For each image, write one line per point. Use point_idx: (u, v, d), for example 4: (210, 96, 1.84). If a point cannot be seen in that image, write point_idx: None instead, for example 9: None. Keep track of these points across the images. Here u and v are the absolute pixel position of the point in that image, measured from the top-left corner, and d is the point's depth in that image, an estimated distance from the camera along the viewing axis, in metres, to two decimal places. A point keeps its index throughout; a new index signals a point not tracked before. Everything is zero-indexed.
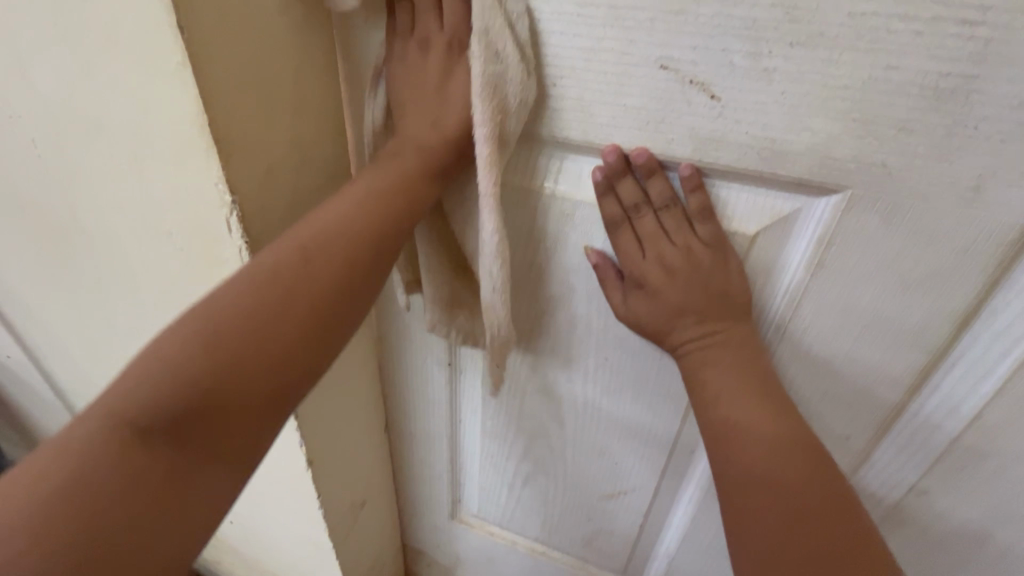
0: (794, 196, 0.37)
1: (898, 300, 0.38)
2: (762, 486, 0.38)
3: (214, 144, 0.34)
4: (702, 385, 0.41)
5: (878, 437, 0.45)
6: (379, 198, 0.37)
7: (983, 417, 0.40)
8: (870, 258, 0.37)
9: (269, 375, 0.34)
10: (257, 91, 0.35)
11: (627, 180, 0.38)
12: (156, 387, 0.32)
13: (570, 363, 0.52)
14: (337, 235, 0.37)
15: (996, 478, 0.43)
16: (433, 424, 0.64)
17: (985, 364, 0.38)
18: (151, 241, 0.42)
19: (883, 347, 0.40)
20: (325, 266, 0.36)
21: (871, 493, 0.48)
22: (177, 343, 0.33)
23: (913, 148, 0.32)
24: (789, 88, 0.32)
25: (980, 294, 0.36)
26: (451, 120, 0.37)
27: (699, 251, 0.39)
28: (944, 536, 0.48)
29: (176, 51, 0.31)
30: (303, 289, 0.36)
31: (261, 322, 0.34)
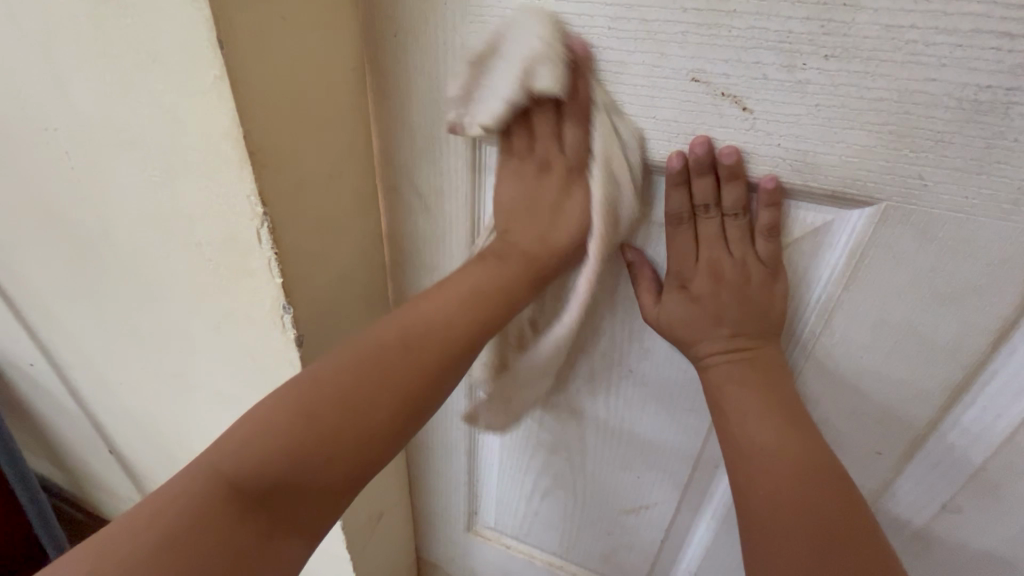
0: (830, 209, 0.36)
1: (933, 317, 0.37)
2: (782, 494, 0.37)
3: (248, 157, 0.35)
4: (728, 399, 0.40)
5: (908, 457, 0.44)
6: (474, 295, 0.41)
7: (1018, 437, 0.38)
8: (903, 272, 0.36)
9: (357, 451, 0.38)
10: (290, 102, 0.35)
11: (706, 177, 0.36)
12: (265, 449, 0.36)
13: (591, 376, 0.51)
14: (433, 329, 0.40)
15: None
16: (451, 435, 0.64)
17: (1022, 384, 0.37)
18: (181, 252, 0.43)
19: (915, 364, 0.39)
20: (420, 358, 0.39)
21: (901, 514, 0.47)
22: (284, 412, 0.36)
23: (949, 161, 0.31)
24: (823, 100, 0.32)
25: (1017, 309, 0.34)
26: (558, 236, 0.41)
27: (753, 268, 0.38)
28: (977, 561, 0.46)
29: (215, 66, 0.31)
30: (397, 378, 0.39)
31: (360, 400, 0.38)
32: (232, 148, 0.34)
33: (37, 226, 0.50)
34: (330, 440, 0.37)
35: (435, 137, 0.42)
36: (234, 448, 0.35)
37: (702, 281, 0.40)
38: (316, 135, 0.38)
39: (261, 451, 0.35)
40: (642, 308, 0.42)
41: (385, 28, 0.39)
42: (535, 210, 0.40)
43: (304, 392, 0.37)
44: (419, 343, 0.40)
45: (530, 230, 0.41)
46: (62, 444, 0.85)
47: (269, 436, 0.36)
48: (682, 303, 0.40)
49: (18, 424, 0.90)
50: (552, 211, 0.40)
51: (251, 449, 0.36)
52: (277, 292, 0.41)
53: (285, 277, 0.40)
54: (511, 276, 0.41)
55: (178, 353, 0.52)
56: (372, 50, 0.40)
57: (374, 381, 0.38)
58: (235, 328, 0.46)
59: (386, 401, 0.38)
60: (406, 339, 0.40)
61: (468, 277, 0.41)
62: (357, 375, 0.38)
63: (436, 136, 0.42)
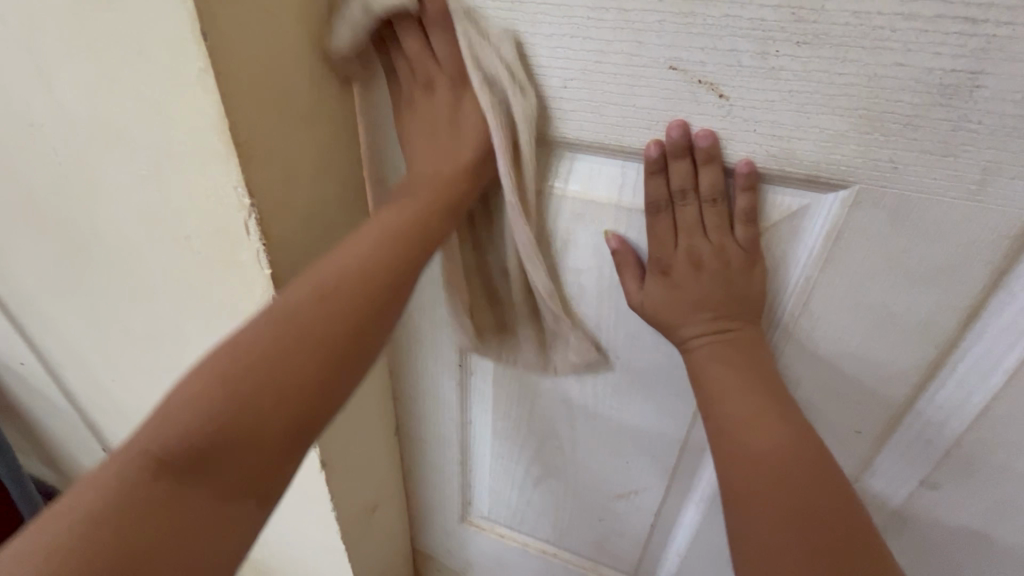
0: (805, 193, 0.37)
1: (906, 297, 0.38)
2: (765, 478, 0.38)
3: (234, 148, 0.35)
4: (710, 381, 0.41)
5: (887, 435, 0.45)
6: (398, 230, 0.38)
7: (990, 413, 0.40)
8: (877, 253, 0.37)
9: (294, 403, 0.34)
10: (274, 94, 0.36)
11: (683, 162, 0.37)
12: (178, 427, 0.32)
13: (580, 363, 0.52)
14: (358, 268, 0.37)
15: (1006, 476, 0.42)
16: (443, 426, 0.65)
17: (992, 360, 0.38)
18: (169, 246, 0.43)
19: (891, 343, 0.40)
20: (345, 294, 0.36)
21: (881, 491, 0.48)
22: (194, 383, 0.33)
23: (919, 144, 0.33)
24: (795, 86, 0.33)
25: (987, 287, 0.36)
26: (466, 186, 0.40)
27: (732, 251, 0.39)
28: (955, 536, 0.48)
29: (199, 58, 0.32)
30: (324, 324, 0.35)
31: (288, 346, 0.34)
32: (219, 140, 0.35)
33: (23, 223, 0.50)
34: (255, 395, 0.33)
35: None
36: (152, 427, 0.32)
37: (682, 271, 0.40)
38: (302, 128, 0.39)
39: (175, 428, 0.32)
40: (626, 295, 0.43)
41: None
42: (436, 130, 0.40)
43: (219, 356, 0.33)
44: (343, 292, 0.36)
45: (434, 155, 0.40)
46: (54, 444, 0.85)
47: (184, 409, 0.32)
48: (663, 289, 0.41)
49: (9, 424, 0.89)
50: (450, 128, 0.40)
51: (166, 425, 0.32)
52: (266, 283, 0.42)
53: (274, 269, 0.41)
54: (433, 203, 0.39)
55: (169, 348, 0.53)
56: None
57: (303, 323, 0.35)
58: (226, 321, 0.46)
59: (316, 345, 0.35)
60: (327, 288, 0.36)
61: (391, 218, 0.38)
62: (278, 329, 0.34)
63: None
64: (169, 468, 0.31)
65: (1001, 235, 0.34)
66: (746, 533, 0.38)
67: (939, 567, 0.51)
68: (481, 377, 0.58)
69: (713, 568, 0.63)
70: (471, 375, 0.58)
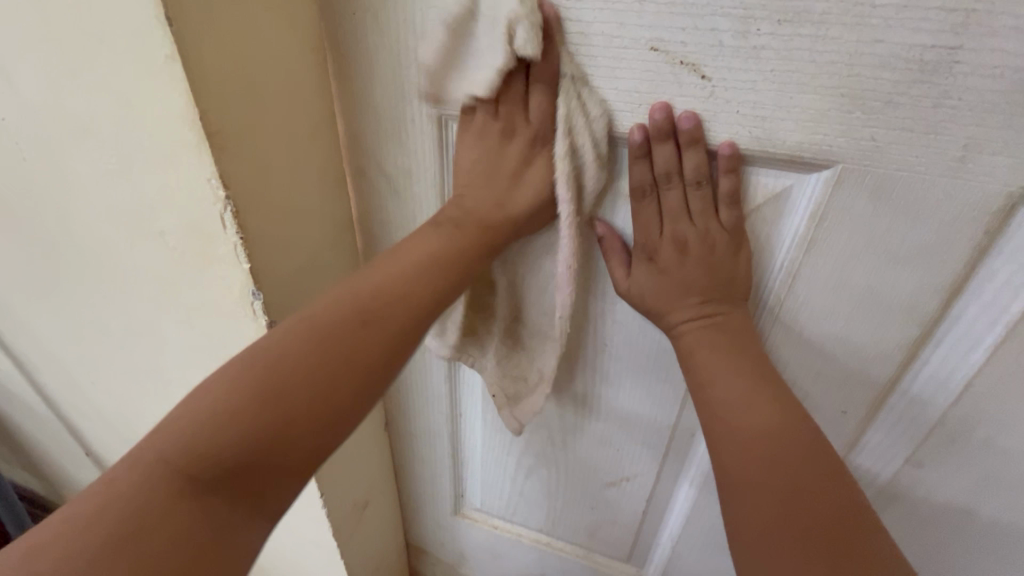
0: (788, 174, 0.37)
1: (890, 277, 0.38)
2: (754, 460, 0.38)
3: (205, 139, 0.34)
4: (698, 366, 0.41)
5: (872, 415, 0.45)
6: (433, 260, 0.39)
7: (972, 389, 0.40)
8: (861, 233, 0.37)
9: (317, 430, 0.35)
10: (246, 82, 0.35)
11: (666, 145, 0.37)
12: (214, 435, 0.33)
13: (569, 352, 0.52)
14: (394, 298, 0.37)
15: (988, 452, 0.43)
16: (433, 419, 0.64)
17: (975, 337, 0.38)
18: (144, 243, 0.42)
19: (876, 323, 0.40)
20: (380, 325, 0.37)
21: (867, 470, 0.49)
22: (234, 391, 0.33)
23: (899, 122, 0.32)
24: (777, 65, 0.33)
25: (968, 264, 0.36)
26: (518, 204, 0.40)
27: (717, 235, 0.39)
28: (939, 512, 0.48)
29: (165, 45, 0.31)
30: (358, 354, 0.36)
31: (320, 376, 0.35)
32: (189, 130, 0.34)
33: None
34: (291, 416, 0.34)
35: (401, 116, 0.42)
36: (188, 429, 0.33)
37: (668, 258, 0.40)
38: (277, 117, 0.38)
39: (210, 434, 0.33)
40: (614, 282, 0.43)
41: (343, 5, 0.38)
42: (496, 174, 0.39)
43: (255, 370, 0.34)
44: (382, 317, 0.37)
45: (483, 195, 0.40)
46: (36, 451, 0.83)
47: (215, 414, 0.33)
48: (649, 275, 0.41)
49: None
50: (513, 177, 0.39)
51: (199, 430, 0.33)
52: (245, 278, 0.41)
53: (253, 263, 0.40)
54: (469, 239, 0.40)
55: (148, 347, 0.51)
56: (331, 29, 0.39)
57: (341, 351, 0.36)
58: (206, 318, 0.45)
59: (343, 374, 0.36)
60: (365, 313, 0.37)
61: (430, 245, 0.39)
62: (315, 350, 0.35)
63: (400, 116, 0.42)
64: (197, 478, 0.32)
65: (981, 211, 0.34)
66: (745, 534, 0.37)
67: (923, 543, 0.51)
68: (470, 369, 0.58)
69: (704, 552, 0.64)
70: (460, 367, 0.58)
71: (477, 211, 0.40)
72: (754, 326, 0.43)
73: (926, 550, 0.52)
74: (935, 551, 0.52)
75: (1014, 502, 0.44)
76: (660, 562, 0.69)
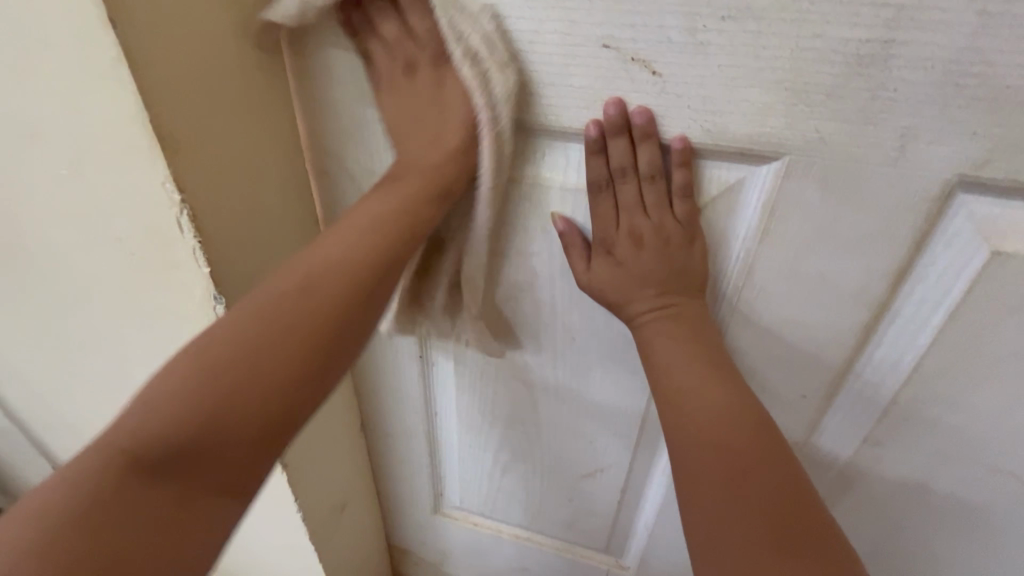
0: (739, 166, 0.38)
1: (840, 264, 0.39)
2: (706, 445, 0.39)
3: (157, 142, 0.34)
4: (657, 355, 0.42)
5: (830, 398, 0.47)
6: (386, 219, 0.38)
7: (921, 371, 0.42)
8: (810, 223, 0.38)
9: (283, 397, 0.35)
10: (199, 84, 0.34)
11: (621, 139, 0.37)
12: (162, 420, 0.32)
13: (538, 348, 0.52)
14: (344, 261, 0.37)
15: (938, 430, 0.44)
16: (408, 419, 0.64)
17: (922, 317, 0.40)
18: (100, 248, 0.41)
19: (829, 308, 0.41)
20: (334, 285, 0.37)
21: (827, 451, 0.50)
22: (176, 376, 0.33)
23: (841, 114, 0.34)
24: (724, 61, 0.34)
25: (911, 250, 0.37)
26: (451, 134, 0.38)
27: (673, 228, 0.40)
28: (896, 490, 0.50)
29: (111, 48, 0.30)
30: (312, 321, 0.36)
31: (275, 342, 0.35)
32: (139, 132, 0.33)
33: None
34: (244, 387, 0.34)
35: (361, 116, 0.42)
36: (136, 417, 0.32)
37: (626, 252, 0.41)
38: (232, 120, 0.37)
39: (162, 419, 0.32)
40: (575, 275, 0.44)
41: None
42: (420, 111, 0.39)
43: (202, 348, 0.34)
44: (319, 284, 0.37)
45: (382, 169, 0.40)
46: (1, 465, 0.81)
47: (167, 397, 0.32)
48: (609, 269, 0.42)
49: None
50: (435, 106, 0.38)
51: (154, 414, 0.32)
52: (206, 281, 0.40)
53: (214, 267, 0.40)
54: (416, 191, 0.39)
55: (110, 355, 0.50)
56: None
57: (291, 318, 0.35)
58: (168, 323, 0.45)
59: (300, 343, 0.35)
60: (307, 281, 0.36)
61: (371, 207, 0.39)
62: (267, 324, 0.35)
63: (360, 117, 0.42)
64: (140, 463, 0.31)
65: (920, 196, 0.35)
66: (705, 533, 0.38)
67: (883, 521, 0.53)
68: (442, 367, 0.58)
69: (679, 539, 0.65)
70: (432, 365, 0.58)
71: (412, 155, 0.39)
72: (713, 315, 0.44)
73: (886, 528, 0.54)
74: (895, 528, 0.53)
75: (966, 476, 0.46)
76: (638, 550, 0.70)
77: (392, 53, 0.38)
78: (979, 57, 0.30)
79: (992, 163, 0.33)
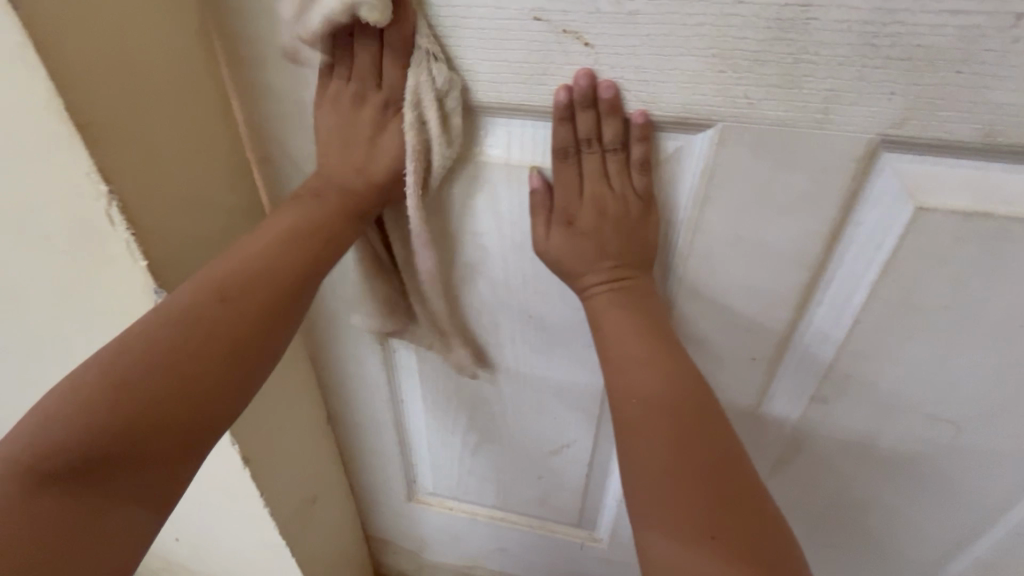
0: (679, 135, 0.38)
1: (777, 228, 0.40)
2: (651, 417, 0.41)
3: (77, 130, 0.33)
4: (605, 323, 0.43)
5: (777, 360, 0.48)
6: (291, 233, 0.40)
7: (859, 328, 0.43)
8: (747, 188, 0.39)
9: (203, 405, 0.36)
10: (118, 69, 0.33)
11: (587, 111, 0.37)
12: (74, 428, 0.34)
13: (497, 328, 0.53)
14: (253, 273, 0.38)
15: (879, 385, 0.46)
16: (374, 408, 0.64)
17: (856, 276, 0.41)
18: (30, 247, 0.40)
19: (770, 272, 0.43)
20: (245, 300, 0.38)
21: (780, 412, 0.52)
22: (86, 387, 0.34)
23: (768, 79, 0.34)
24: (653, 30, 0.34)
25: (842, 209, 0.39)
26: (375, 167, 0.40)
27: (632, 201, 0.40)
28: (845, 446, 0.52)
29: (15, 32, 0.29)
30: (223, 332, 0.37)
31: (185, 355, 0.36)
32: (57, 122, 0.32)
33: None
34: (160, 397, 0.35)
35: (299, 100, 0.41)
36: (48, 424, 0.33)
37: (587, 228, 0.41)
38: (160, 107, 0.36)
39: (75, 427, 0.34)
40: (534, 239, 0.43)
41: None
42: (350, 142, 0.40)
43: (111, 357, 0.35)
44: (237, 294, 0.38)
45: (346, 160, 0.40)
46: None
47: (77, 406, 0.34)
48: (566, 238, 0.42)
49: None
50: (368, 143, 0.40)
51: (63, 423, 0.33)
52: (144, 275, 0.39)
53: (151, 260, 0.39)
54: (330, 210, 0.40)
55: (55, 362, 0.49)
56: None
57: (201, 331, 0.36)
58: (110, 321, 0.44)
59: (214, 354, 0.37)
60: (222, 288, 0.37)
61: (282, 220, 0.40)
62: (178, 336, 0.36)
63: (300, 101, 0.41)
64: (48, 473, 0.33)
65: (847, 156, 0.36)
66: (650, 503, 0.39)
67: (835, 477, 0.56)
68: (404, 354, 0.58)
69: None
70: (394, 353, 0.58)
71: (336, 178, 0.40)
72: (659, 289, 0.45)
73: (837, 483, 0.56)
74: (847, 484, 0.56)
75: (907, 428, 0.48)
76: (610, 522, 0.72)
77: (344, 84, 0.38)
78: (891, 17, 0.31)
79: (910, 121, 0.34)
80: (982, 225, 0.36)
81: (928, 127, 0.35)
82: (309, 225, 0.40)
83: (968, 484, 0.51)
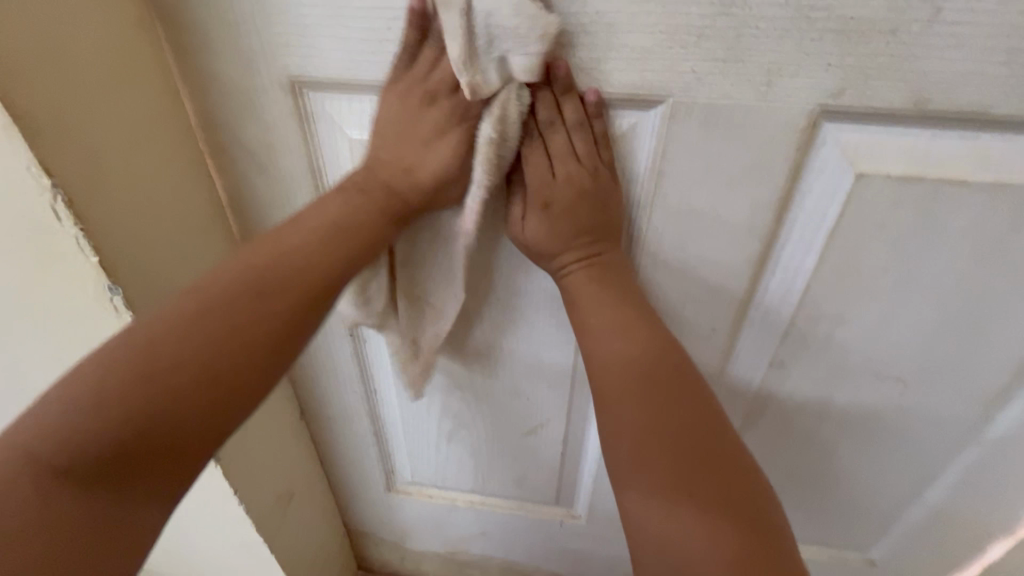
0: (630, 112, 0.39)
1: (727, 200, 0.42)
2: (629, 381, 0.42)
3: (13, 122, 0.31)
4: (580, 295, 0.44)
5: (738, 327, 0.50)
6: (327, 233, 0.38)
7: (810, 292, 0.45)
8: (696, 163, 0.40)
9: (217, 407, 0.36)
10: (55, 57, 0.32)
11: (544, 93, 0.38)
12: (89, 421, 0.34)
13: (466, 313, 0.53)
14: (279, 272, 0.38)
15: (828, 348, 0.49)
16: (348, 398, 0.64)
17: (806, 243, 0.43)
18: None
19: (726, 243, 0.44)
20: (273, 302, 0.37)
21: (743, 379, 0.54)
22: (99, 382, 0.34)
23: (714, 52, 0.35)
24: (602, 6, 0.34)
25: (791, 177, 0.40)
26: (424, 170, 0.39)
27: (603, 176, 0.41)
28: (801, 408, 0.55)
29: None
30: (245, 334, 0.37)
31: (198, 357, 0.35)
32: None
33: None
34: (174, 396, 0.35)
35: (251, 87, 0.40)
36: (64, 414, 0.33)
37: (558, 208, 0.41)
38: (104, 96, 0.35)
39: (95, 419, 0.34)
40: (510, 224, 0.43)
41: None
42: (404, 134, 0.38)
43: (127, 352, 0.34)
44: (267, 293, 0.37)
45: None
46: None
47: (90, 399, 0.34)
48: (541, 222, 0.42)
49: None
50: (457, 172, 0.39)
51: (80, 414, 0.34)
52: (95, 271, 0.38)
53: (101, 255, 0.38)
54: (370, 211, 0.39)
55: (6, 369, 0.47)
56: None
57: (217, 329, 0.36)
58: (63, 321, 0.42)
59: (233, 356, 0.36)
60: (257, 284, 0.37)
61: (317, 213, 0.39)
62: (200, 333, 0.36)
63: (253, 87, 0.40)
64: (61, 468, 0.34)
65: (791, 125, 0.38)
66: (626, 464, 0.41)
67: (794, 438, 0.58)
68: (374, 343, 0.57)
69: None
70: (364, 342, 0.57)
71: (382, 174, 0.39)
72: None
73: (797, 445, 0.59)
74: (804, 445, 0.59)
75: (857, 388, 0.51)
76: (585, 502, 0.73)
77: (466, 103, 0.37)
78: None
79: (847, 90, 0.36)
80: (920, 188, 0.38)
81: (866, 95, 0.36)
82: (347, 226, 0.39)
83: (923, 439, 0.54)
